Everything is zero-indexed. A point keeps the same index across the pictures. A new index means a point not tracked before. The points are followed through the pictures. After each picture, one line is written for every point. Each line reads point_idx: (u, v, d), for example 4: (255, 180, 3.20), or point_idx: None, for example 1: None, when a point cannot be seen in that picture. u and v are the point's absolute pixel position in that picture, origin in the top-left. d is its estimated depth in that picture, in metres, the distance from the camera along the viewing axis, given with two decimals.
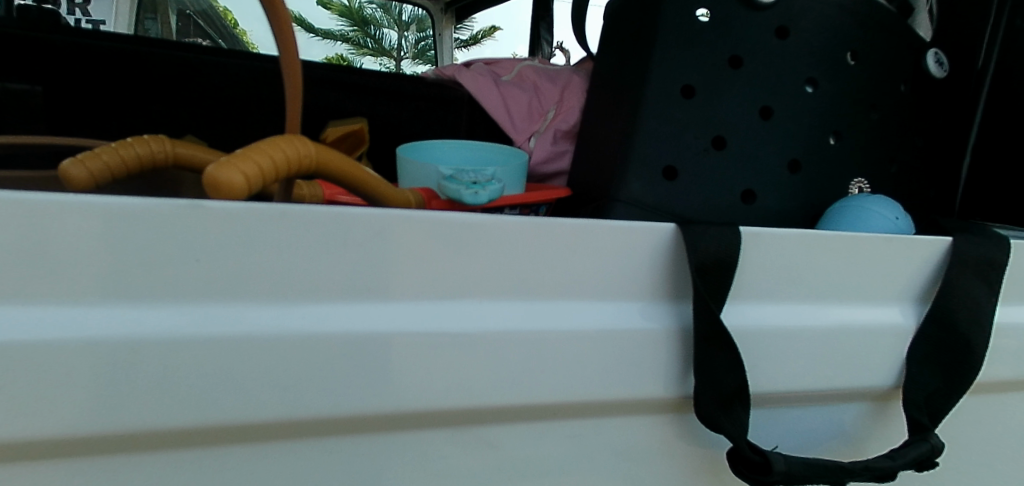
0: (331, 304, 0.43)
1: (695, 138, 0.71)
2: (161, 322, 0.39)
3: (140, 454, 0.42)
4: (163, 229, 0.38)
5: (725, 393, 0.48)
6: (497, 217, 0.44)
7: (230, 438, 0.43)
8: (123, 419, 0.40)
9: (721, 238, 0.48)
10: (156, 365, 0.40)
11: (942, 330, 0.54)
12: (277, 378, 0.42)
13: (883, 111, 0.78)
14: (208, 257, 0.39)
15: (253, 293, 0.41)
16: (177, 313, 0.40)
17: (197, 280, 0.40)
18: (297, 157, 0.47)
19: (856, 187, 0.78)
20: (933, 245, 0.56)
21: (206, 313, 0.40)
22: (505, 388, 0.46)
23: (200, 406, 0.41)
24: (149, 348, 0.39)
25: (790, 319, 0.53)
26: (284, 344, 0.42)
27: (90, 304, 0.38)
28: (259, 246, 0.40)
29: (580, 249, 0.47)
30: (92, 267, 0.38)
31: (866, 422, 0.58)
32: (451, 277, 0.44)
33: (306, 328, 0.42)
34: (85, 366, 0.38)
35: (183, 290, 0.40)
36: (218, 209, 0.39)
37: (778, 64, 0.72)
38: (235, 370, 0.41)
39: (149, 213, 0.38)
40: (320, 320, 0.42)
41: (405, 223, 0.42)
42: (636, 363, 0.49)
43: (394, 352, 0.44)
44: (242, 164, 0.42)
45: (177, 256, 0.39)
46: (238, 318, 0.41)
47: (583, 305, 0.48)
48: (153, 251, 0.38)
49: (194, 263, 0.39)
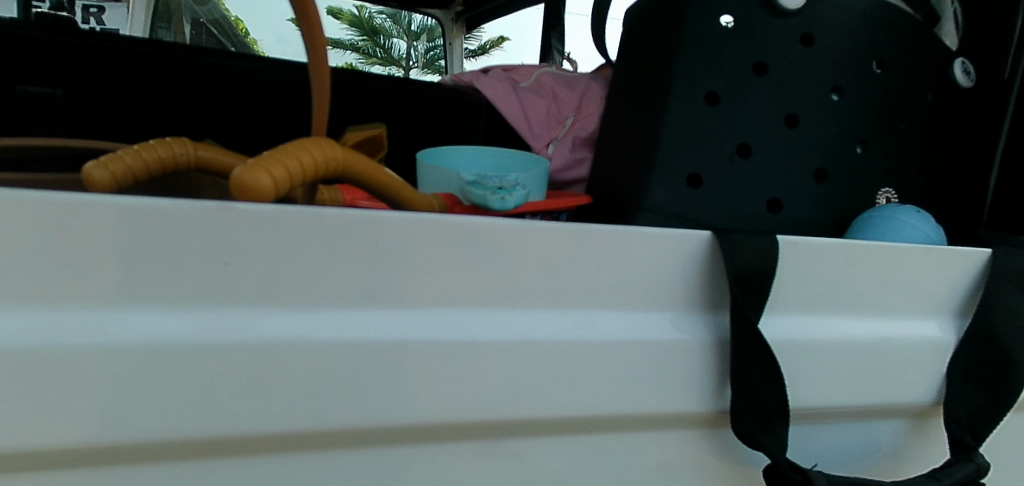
0: (358, 310, 0.41)
1: (719, 146, 0.70)
2: (186, 328, 0.38)
3: (160, 465, 0.40)
4: (190, 231, 0.37)
5: (763, 408, 0.46)
6: (531, 223, 0.43)
7: (253, 449, 0.42)
8: (144, 429, 0.38)
9: (759, 246, 0.46)
10: (180, 373, 0.38)
11: (985, 345, 0.53)
12: (301, 388, 0.40)
13: (910, 120, 0.77)
14: (236, 260, 0.38)
15: (281, 298, 0.40)
16: (202, 318, 0.39)
17: (221, 284, 0.38)
18: (323, 158, 0.46)
19: (884, 197, 0.77)
20: (972, 256, 0.54)
21: (231, 318, 0.39)
22: (534, 402, 0.45)
23: (223, 415, 0.39)
24: (173, 355, 0.38)
25: (827, 332, 0.51)
26: (311, 352, 0.40)
27: (114, 309, 0.37)
28: (287, 250, 0.39)
29: (615, 256, 0.45)
30: (116, 271, 0.36)
31: (905, 439, 0.56)
32: (481, 285, 0.43)
33: (334, 336, 0.41)
34: (108, 373, 0.37)
35: (210, 295, 0.38)
36: (247, 211, 0.37)
37: (805, 72, 0.70)
38: (258, 379, 0.40)
39: (175, 214, 0.36)
40: (345, 328, 0.41)
41: (436, 228, 0.41)
42: (671, 375, 0.48)
43: (423, 362, 0.42)
44: (269, 164, 0.41)
45: (205, 258, 0.38)
46: (261, 325, 0.39)
47: (615, 315, 0.47)
48: (179, 253, 0.37)
49: (222, 267, 0.38)
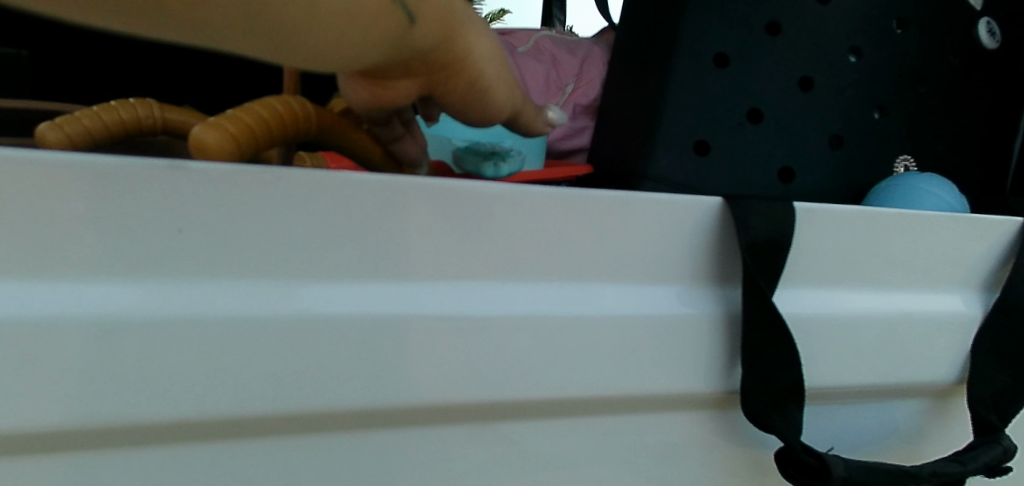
0: (330, 284, 0.37)
1: (728, 111, 0.65)
2: (133, 302, 0.33)
3: (108, 454, 0.36)
4: (135, 192, 0.32)
5: (779, 389, 0.42)
6: (524, 188, 0.38)
7: (213, 437, 0.37)
8: (88, 414, 0.33)
9: (774, 213, 0.42)
10: (129, 352, 0.33)
11: (1014, 319, 0.49)
12: (268, 370, 0.36)
13: (931, 85, 0.73)
14: (191, 226, 0.33)
15: (239, 269, 0.35)
16: (152, 292, 0.34)
17: (175, 254, 0.33)
18: (291, 119, 0.42)
19: (902, 165, 0.73)
20: (1004, 225, 0.50)
21: (186, 292, 0.34)
22: (532, 383, 0.41)
23: (180, 398, 0.35)
24: (120, 333, 0.33)
25: (846, 306, 0.47)
26: (277, 330, 0.36)
27: (41, 280, 0.32)
28: (249, 217, 0.34)
29: (616, 225, 0.41)
30: (45, 236, 0.31)
31: (925, 420, 0.53)
32: (468, 258, 0.38)
33: (305, 313, 0.36)
34: (39, 353, 0.32)
35: (161, 267, 0.33)
36: (200, 170, 0.33)
37: (823, 32, 0.66)
38: (220, 358, 0.35)
39: (120, 174, 0.31)
40: (318, 303, 0.36)
41: (417, 194, 0.36)
42: (677, 353, 0.44)
43: (409, 340, 0.38)
44: (233, 126, 0.37)
45: (156, 223, 0.33)
46: (220, 300, 0.35)
47: (618, 289, 0.42)
48: (125, 219, 0.32)
49: (175, 233, 0.33)
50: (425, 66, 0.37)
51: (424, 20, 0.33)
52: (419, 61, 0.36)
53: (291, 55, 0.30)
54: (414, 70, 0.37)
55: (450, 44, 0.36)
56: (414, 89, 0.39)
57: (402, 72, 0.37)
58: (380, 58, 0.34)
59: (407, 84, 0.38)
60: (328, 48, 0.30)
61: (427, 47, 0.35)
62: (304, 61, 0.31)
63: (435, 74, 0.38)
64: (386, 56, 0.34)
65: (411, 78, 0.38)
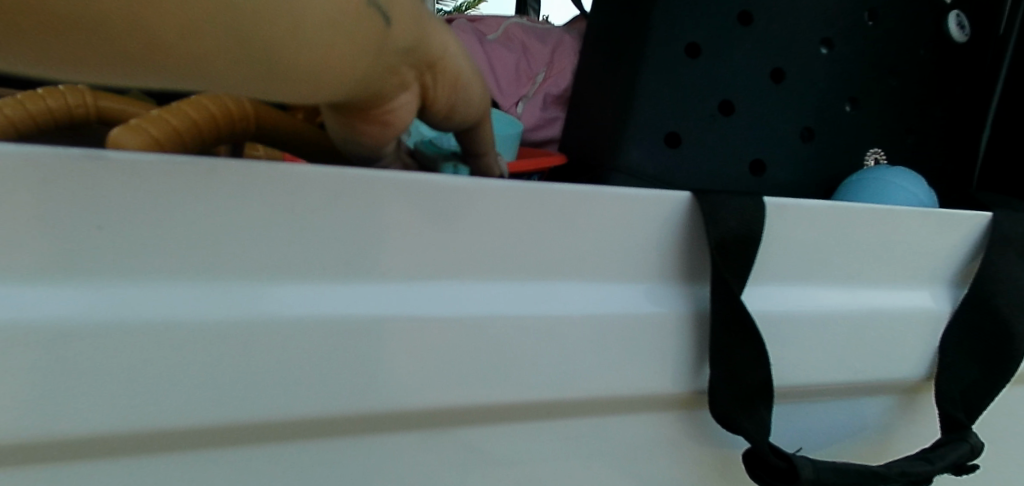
0: (273, 285, 0.34)
1: (700, 102, 0.64)
2: (44, 305, 0.30)
3: (23, 471, 0.32)
4: (46, 185, 0.29)
5: (747, 389, 0.41)
6: (485, 182, 0.36)
7: (145, 450, 0.34)
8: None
9: (743, 207, 0.41)
10: (42, 360, 0.30)
11: (981, 315, 0.49)
12: (204, 378, 0.33)
13: (902, 78, 0.73)
14: (112, 222, 0.30)
15: (171, 271, 0.32)
16: (68, 294, 0.30)
17: (95, 254, 0.30)
18: (224, 120, 0.42)
19: (872, 158, 0.72)
20: (972, 221, 0.50)
21: (109, 295, 0.31)
22: (495, 387, 0.39)
23: (105, 409, 0.32)
24: (30, 342, 0.30)
25: (817, 302, 0.47)
26: (214, 336, 0.33)
27: None
28: (179, 213, 0.31)
29: (581, 219, 0.39)
30: None
31: (892, 417, 0.52)
32: (425, 256, 0.36)
33: (246, 317, 0.33)
34: None
35: (81, 266, 0.30)
36: (122, 161, 0.30)
37: (793, 22, 0.65)
38: (149, 366, 0.32)
39: (28, 164, 0.28)
40: (260, 305, 0.34)
41: (368, 187, 0.34)
42: (645, 353, 0.42)
43: (360, 344, 0.36)
44: (156, 133, 0.37)
45: (72, 220, 0.29)
46: (149, 303, 0.32)
47: (583, 288, 0.41)
48: (40, 220, 0.29)
49: (94, 232, 0.30)
50: (417, 70, 0.36)
51: (395, 11, 0.31)
52: (413, 67, 0.35)
53: (259, 35, 0.24)
54: (408, 79, 0.35)
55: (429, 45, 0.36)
56: (410, 102, 0.37)
57: (402, 82, 0.35)
58: (365, 56, 0.29)
59: (409, 98, 0.37)
60: (297, 11, 0.25)
61: (415, 48, 0.34)
62: (277, 51, 0.25)
63: (426, 78, 0.37)
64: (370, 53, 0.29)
65: (408, 92, 0.36)
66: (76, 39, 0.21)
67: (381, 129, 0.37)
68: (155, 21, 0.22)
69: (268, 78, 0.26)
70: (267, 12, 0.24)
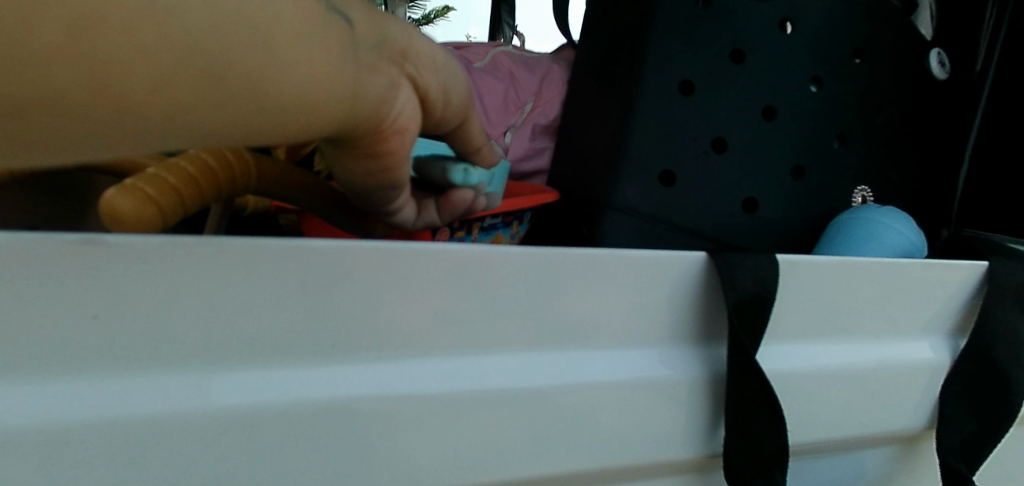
0: (278, 368, 0.32)
1: (694, 140, 0.63)
2: (36, 403, 0.28)
3: None
4: (40, 274, 0.27)
5: (762, 454, 0.41)
6: (497, 249, 0.35)
7: None
8: None
9: (759, 267, 0.40)
10: (32, 464, 0.28)
11: (979, 365, 0.49)
12: (206, 471, 0.31)
13: (887, 115, 0.73)
14: (110, 311, 0.28)
15: (172, 359, 0.30)
16: (62, 390, 0.29)
17: (90, 345, 0.29)
18: (224, 176, 0.40)
19: (860, 195, 0.73)
20: (970, 270, 0.50)
21: (107, 387, 0.29)
22: (507, 461, 0.37)
23: None
24: (19, 444, 0.28)
25: (822, 358, 0.46)
26: (217, 426, 0.31)
27: None
28: (182, 297, 0.29)
29: (594, 284, 0.38)
30: None
31: (894, 466, 0.52)
32: (435, 328, 0.35)
33: (249, 403, 0.32)
34: None
35: (74, 359, 0.29)
36: (123, 244, 0.28)
37: (783, 61, 0.66)
38: (147, 462, 0.30)
39: (20, 252, 0.26)
40: (266, 390, 0.32)
41: (376, 261, 0.32)
42: (658, 418, 0.41)
43: (372, 422, 0.34)
44: (156, 191, 0.35)
45: (66, 311, 0.28)
46: (147, 394, 0.30)
47: (596, 354, 0.39)
48: (30, 315, 0.27)
49: (91, 321, 0.28)
50: (398, 66, 0.32)
51: (349, 10, 0.29)
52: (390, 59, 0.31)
53: (230, 58, 0.23)
54: (392, 74, 0.31)
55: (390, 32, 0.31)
56: (409, 105, 0.33)
57: (389, 79, 0.31)
58: (346, 65, 0.27)
59: (408, 97, 0.33)
60: (254, 20, 0.23)
61: (380, 39, 0.30)
62: (255, 71, 0.23)
63: (411, 72, 0.33)
64: (348, 57, 0.27)
65: (403, 91, 0.32)
66: (55, 110, 0.20)
67: (390, 144, 0.33)
68: (126, 76, 0.20)
69: (261, 112, 0.25)
70: (230, 28, 0.22)
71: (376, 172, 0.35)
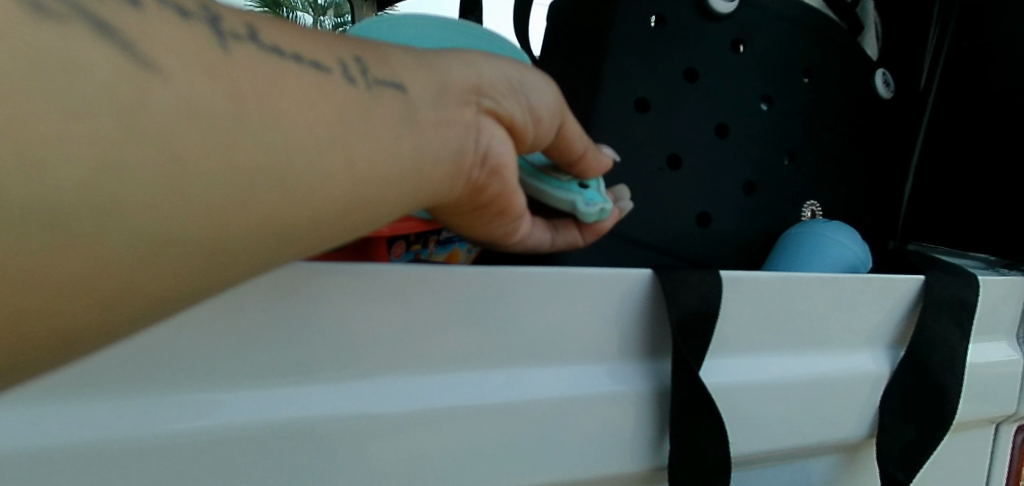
0: (216, 390, 0.33)
1: (649, 156, 0.64)
2: None
3: None
4: None
5: (705, 464, 0.42)
6: (445, 270, 0.36)
7: None
8: None
9: (701, 284, 0.42)
10: None
11: (915, 375, 0.52)
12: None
13: (835, 132, 0.76)
14: None
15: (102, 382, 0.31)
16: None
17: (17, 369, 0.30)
18: None
19: (810, 209, 0.75)
20: (905, 283, 0.53)
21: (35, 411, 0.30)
22: (454, 478, 0.38)
23: None
24: None
25: (767, 371, 0.48)
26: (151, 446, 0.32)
27: None
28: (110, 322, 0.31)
29: (540, 303, 0.39)
30: None
31: (837, 474, 0.54)
32: (382, 347, 0.36)
33: (184, 424, 0.32)
34: None
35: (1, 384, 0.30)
36: None
37: (735, 80, 0.68)
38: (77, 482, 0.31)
39: None
40: (204, 411, 0.33)
41: (324, 285, 0.34)
42: (603, 434, 0.42)
43: (315, 441, 0.35)
44: None
45: None
46: (76, 415, 0.31)
47: (544, 371, 0.40)
48: None
49: None
50: (472, 107, 0.31)
51: (399, 80, 0.28)
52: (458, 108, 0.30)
53: (262, 197, 0.22)
54: (464, 120, 0.30)
55: (449, 79, 0.30)
56: (493, 144, 0.31)
57: (461, 128, 0.30)
58: (403, 140, 0.27)
59: (490, 131, 0.31)
60: (288, 141, 0.22)
61: (438, 96, 0.29)
62: (298, 195, 0.23)
63: (488, 106, 0.31)
64: (404, 132, 0.27)
65: (482, 131, 0.31)
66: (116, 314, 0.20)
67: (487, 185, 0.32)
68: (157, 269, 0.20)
69: (319, 224, 0.25)
70: (256, 172, 0.22)
71: (478, 215, 0.35)
